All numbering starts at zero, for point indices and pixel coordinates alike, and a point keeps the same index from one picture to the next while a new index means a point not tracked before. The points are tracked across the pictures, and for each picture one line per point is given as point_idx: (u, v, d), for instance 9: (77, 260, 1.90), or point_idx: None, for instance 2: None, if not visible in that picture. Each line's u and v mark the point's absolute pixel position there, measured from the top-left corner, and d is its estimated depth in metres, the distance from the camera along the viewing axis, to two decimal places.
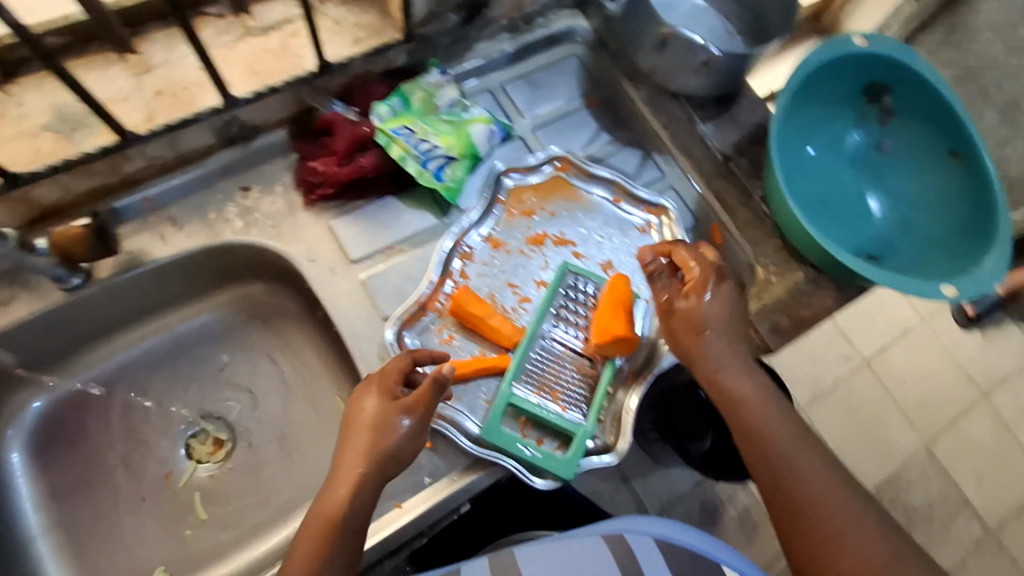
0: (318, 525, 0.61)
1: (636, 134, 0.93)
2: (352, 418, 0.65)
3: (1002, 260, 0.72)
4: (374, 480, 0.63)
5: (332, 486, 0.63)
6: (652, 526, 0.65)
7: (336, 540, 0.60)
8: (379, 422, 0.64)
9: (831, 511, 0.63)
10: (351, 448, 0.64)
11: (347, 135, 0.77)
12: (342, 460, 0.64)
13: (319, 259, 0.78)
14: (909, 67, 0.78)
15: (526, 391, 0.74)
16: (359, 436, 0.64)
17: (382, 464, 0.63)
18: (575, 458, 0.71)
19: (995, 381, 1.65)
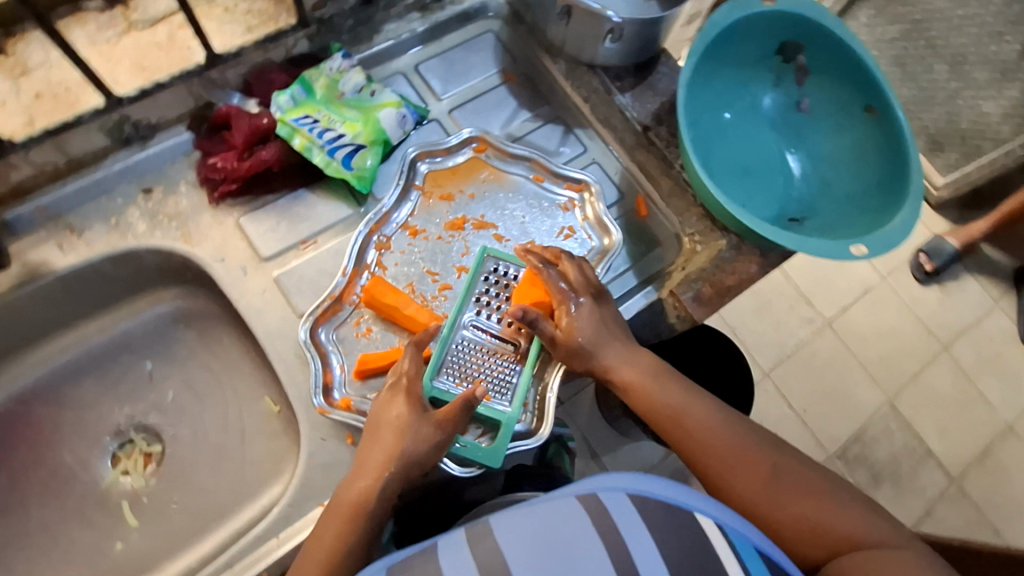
0: (342, 511, 0.61)
1: (557, 108, 0.91)
2: (376, 417, 0.66)
3: (913, 215, 0.71)
4: (400, 478, 0.63)
5: (354, 479, 0.63)
6: (623, 477, 0.47)
7: (361, 527, 0.60)
8: (404, 423, 0.64)
9: (745, 465, 0.64)
10: (373, 446, 0.64)
11: (244, 128, 0.75)
12: (365, 458, 0.64)
13: (229, 259, 0.76)
14: (819, 24, 0.78)
15: (448, 384, 0.71)
16: (384, 435, 0.64)
17: (407, 466, 0.63)
18: (501, 446, 0.70)
19: (954, 333, 1.68)
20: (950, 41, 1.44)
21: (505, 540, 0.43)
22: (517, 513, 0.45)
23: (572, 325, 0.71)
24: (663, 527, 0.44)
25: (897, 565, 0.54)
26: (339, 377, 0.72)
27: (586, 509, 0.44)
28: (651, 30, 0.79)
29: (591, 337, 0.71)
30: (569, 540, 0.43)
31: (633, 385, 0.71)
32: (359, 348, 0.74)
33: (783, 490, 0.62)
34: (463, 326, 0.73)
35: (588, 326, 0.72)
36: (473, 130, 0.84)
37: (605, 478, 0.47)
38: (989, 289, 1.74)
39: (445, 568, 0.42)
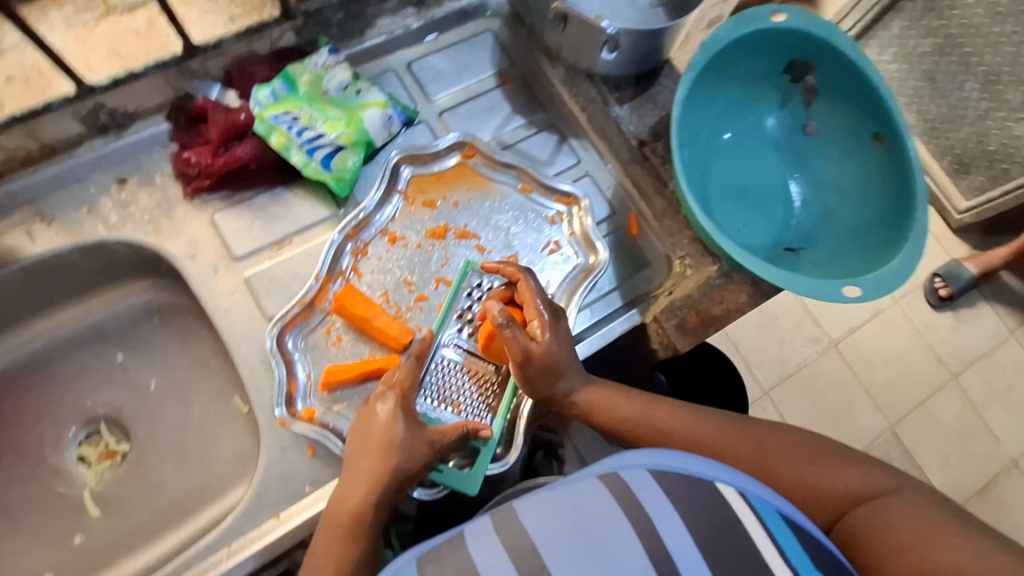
0: (338, 525, 0.58)
1: (552, 116, 0.88)
2: (363, 431, 0.62)
3: (915, 257, 0.66)
4: (394, 494, 0.60)
5: (346, 490, 0.60)
6: (642, 453, 0.46)
7: (358, 538, 0.57)
8: (394, 439, 0.61)
9: (731, 447, 0.63)
10: (360, 461, 0.60)
11: (220, 122, 0.73)
12: (351, 473, 0.60)
13: (200, 257, 0.74)
14: (831, 43, 0.73)
15: (425, 405, 0.69)
16: (372, 450, 0.60)
17: (399, 481, 0.60)
18: (481, 468, 0.67)
19: (965, 362, 1.62)
20: (985, 58, 1.31)
21: (534, 524, 0.42)
22: (539, 495, 0.44)
23: (547, 341, 0.67)
24: (686, 499, 0.43)
25: (895, 510, 0.55)
26: (303, 387, 0.69)
27: (607, 484, 0.43)
28: (652, 41, 0.75)
29: (562, 359, 0.67)
30: (594, 517, 0.42)
31: (594, 403, 0.68)
32: (327, 358, 0.71)
33: (775, 465, 0.61)
34: (444, 344, 0.71)
35: (560, 347, 0.68)
36: (460, 135, 0.80)
37: (622, 456, 0.46)
38: (1005, 319, 1.67)
39: (475, 556, 0.41)
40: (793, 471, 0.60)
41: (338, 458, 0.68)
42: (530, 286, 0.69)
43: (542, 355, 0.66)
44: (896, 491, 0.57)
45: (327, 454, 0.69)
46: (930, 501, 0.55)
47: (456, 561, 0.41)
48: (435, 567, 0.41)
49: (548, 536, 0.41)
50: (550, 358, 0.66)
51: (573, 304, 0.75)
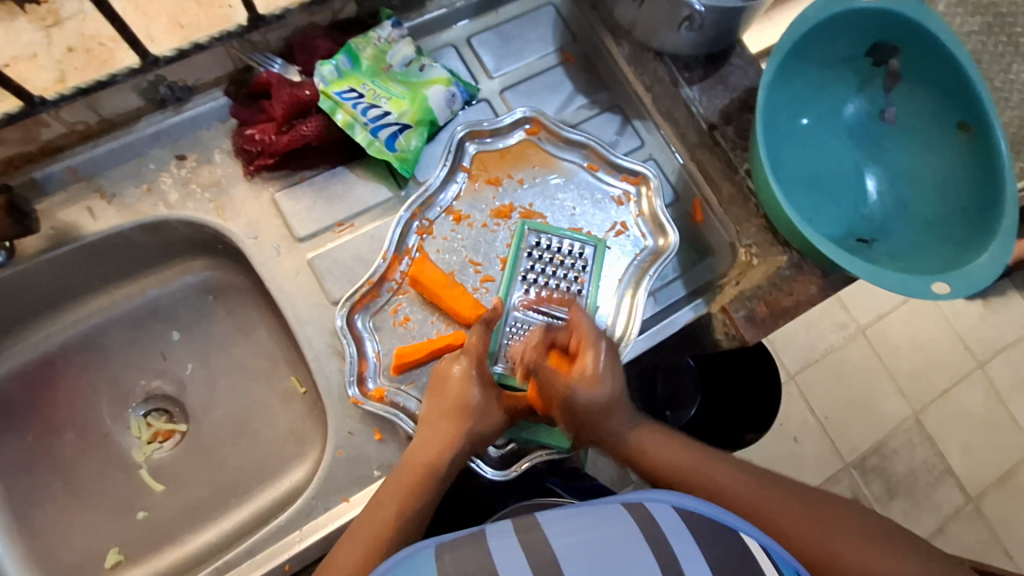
0: (410, 476, 0.58)
1: (615, 96, 0.84)
2: (437, 389, 0.62)
3: (1003, 253, 0.65)
4: (464, 455, 0.61)
5: (419, 445, 0.60)
6: (666, 492, 0.46)
7: (427, 491, 0.58)
8: (470, 402, 0.61)
9: (784, 515, 0.58)
10: (435, 419, 0.61)
11: (284, 99, 0.71)
12: (426, 429, 0.61)
13: (263, 237, 0.72)
14: (922, 25, 0.69)
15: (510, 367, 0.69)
16: (447, 410, 0.61)
17: (472, 444, 0.61)
18: (569, 430, 0.68)
19: (992, 351, 1.61)
20: None
21: (556, 533, 0.41)
22: (567, 512, 0.43)
23: (595, 379, 0.63)
24: (710, 540, 0.42)
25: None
26: (373, 366, 0.69)
27: (633, 514, 0.43)
28: (731, 20, 0.72)
29: (611, 400, 0.63)
30: (616, 538, 0.40)
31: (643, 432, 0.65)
32: (395, 338, 0.70)
33: (832, 538, 0.56)
34: (514, 308, 0.70)
35: (611, 385, 0.63)
36: (528, 110, 0.77)
37: (649, 492, 0.46)
38: None
39: (495, 553, 0.40)
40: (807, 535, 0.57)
41: (406, 440, 0.68)
42: (580, 317, 0.66)
43: (589, 392, 0.62)
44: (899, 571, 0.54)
45: (395, 438, 0.68)
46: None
47: (476, 557, 0.40)
48: (454, 556, 0.40)
49: (572, 549, 0.40)
50: (597, 400, 0.62)
51: (642, 290, 0.73)
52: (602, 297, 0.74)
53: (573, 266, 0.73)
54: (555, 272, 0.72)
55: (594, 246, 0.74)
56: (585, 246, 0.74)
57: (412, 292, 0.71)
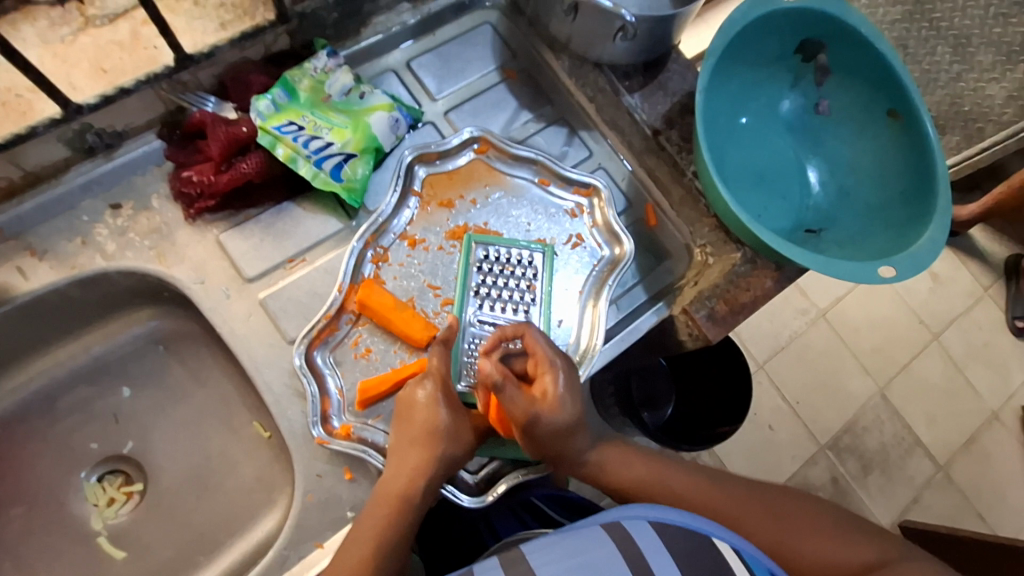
0: (384, 507, 0.56)
1: (560, 109, 0.86)
2: (404, 415, 0.60)
3: (941, 233, 0.67)
4: (439, 479, 0.59)
5: (391, 475, 0.58)
6: (646, 507, 0.47)
7: (404, 519, 0.56)
8: (439, 425, 0.59)
9: (742, 513, 0.58)
10: (404, 448, 0.59)
11: (221, 137, 0.68)
12: (397, 458, 0.59)
13: (210, 280, 0.69)
14: (844, 22, 0.72)
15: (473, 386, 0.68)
16: (415, 436, 0.59)
17: (445, 467, 0.59)
18: None
19: (945, 322, 1.68)
20: None
21: (540, 564, 0.43)
22: (548, 539, 0.45)
23: (556, 400, 0.59)
24: (687, 553, 0.43)
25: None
26: (337, 404, 0.66)
27: (612, 535, 0.44)
28: (663, 29, 0.74)
29: (576, 420, 0.60)
30: (596, 564, 0.42)
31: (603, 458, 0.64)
32: (358, 371, 0.68)
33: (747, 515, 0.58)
34: (470, 324, 0.70)
35: (574, 405, 0.60)
36: (475, 130, 0.77)
37: (629, 507, 0.47)
38: (978, 277, 1.74)
39: None
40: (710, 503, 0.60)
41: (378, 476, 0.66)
42: (535, 340, 0.61)
43: (551, 416, 0.59)
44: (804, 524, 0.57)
45: (367, 476, 0.66)
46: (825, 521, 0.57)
47: None
48: None
49: None
50: (561, 421, 0.59)
51: (604, 299, 0.74)
52: (563, 310, 0.74)
53: (524, 274, 0.73)
54: (508, 285, 0.72)
55: (543, 252, 0.74)
56: (533, 253, 0.74)
57: (371, 322, 0.69)
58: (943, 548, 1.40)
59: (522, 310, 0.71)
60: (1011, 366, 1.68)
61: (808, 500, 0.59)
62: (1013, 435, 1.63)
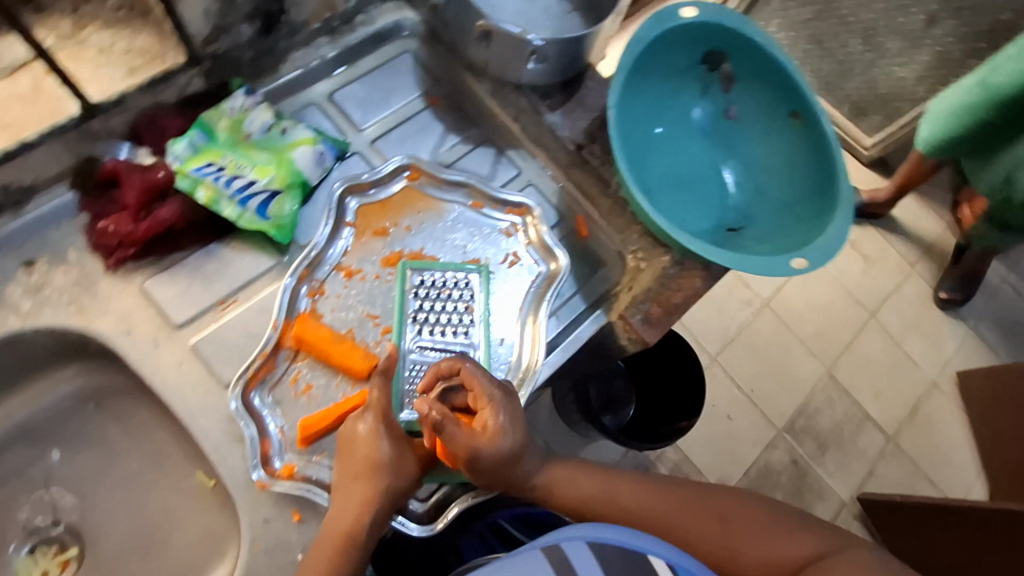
0: (329, 545, 0.57)
1: (485, 131, 0.88)
2: (347, 451, 0.60)
3: (846, 222, 0.71)
4: (385, 513, 0.59)
5: (336, 511, 0.58)
6: (581, 525, 0.48)
7: (350, 556, 0.57)
8: (380, 458, 0.59)
9: (695, 526, 0.61)
10: (347, 484, 0.59)
11: (138, 184, 0.68)
12: (341, 495, 0.59)
13: (136, 331, 0.67)
14: (742, 33, 0.77)
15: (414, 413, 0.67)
16: (358, 471, 0.59)
17: (391, 501, 0.60)
18: None
19: (879, 301, 1.84)
20: (859, 15, 1.64)
21: None
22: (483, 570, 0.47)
23: (497, 432, 0.60)
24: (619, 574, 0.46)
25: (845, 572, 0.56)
26: (278, 444, 0.65)
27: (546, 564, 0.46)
28: (575, 49, 0.77)
29: (514, 452, 0.61)
30: None
31: (555, 480, 0.66)
32: (299, 410, 0.67)
33: (695, 525, 0.61)
34: (409, 351, 0.70)
35: (513, 438, 0.61)
36: (403, 158, 0.78)
37: (565, 528, 0.48)
38: (905, 255, 1.91)
39: None
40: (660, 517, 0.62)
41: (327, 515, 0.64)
42: (474, 375, 0.61)
43: (490, 449, 0.59)
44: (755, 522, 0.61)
45: (316, 517, 0.65)
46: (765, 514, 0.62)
47: None
48: None
49: None
50: (501, 455, 0.60)
51: (542, 315, 0.74)
52: (504, 328, 0.74)
53: (461, 296, 0.74)
54: (446, 307, 0.73)
55: (479, 273, 0.75)
56: (470, 275, 0.75)
57: (311, 356, 0.69)
58: (905, 519, 1.47)
59: (459, 329, 0.72)
60: (943, 338, 1.85)
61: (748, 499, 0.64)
62: (951, 399, 1.78)
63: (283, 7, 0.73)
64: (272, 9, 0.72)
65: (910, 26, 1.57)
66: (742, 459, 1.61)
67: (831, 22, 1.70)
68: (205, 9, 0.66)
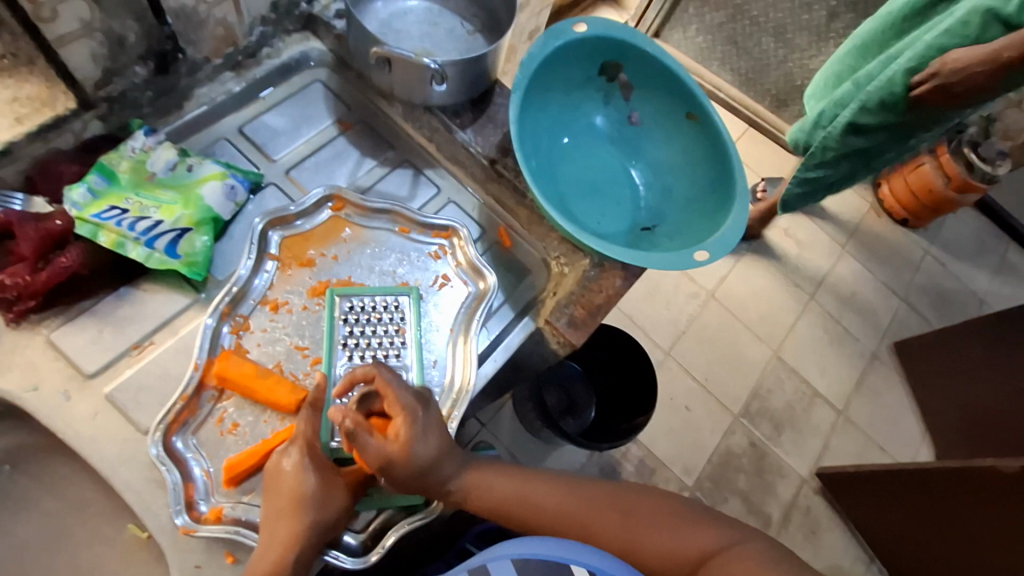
0: None
1: (403, 152, 0.89)
2: (272, 487, 0.61)
3: (743, 212, 0.76)
4: (313, 549, 0.59)
5: (262, 550, 0.58)
6: (508, 544, 0.58)
7: None
8: (306, 490, 0.59)
9: (601, 519, 0.67)
10: (274, 521, 0.59)
11: (32, 236, 0.65)
12: (267, 532, 0.59)
13: (45, 386, 0.65)
14: (631, 44, 0.82)
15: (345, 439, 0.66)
16: (284, 507, 0.59)
17: (319, 535, 0.60)
18: None
19: (816, 283, 1.94)
20: (769, 16, 1.86)
21: None
22: None
23: (410, 440, 0.62)
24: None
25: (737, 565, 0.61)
26: (203, 488, 0.63)
27: None
28: (476, 68, 0.80)
29: (432, 455, 0.63)
30: None
31: (473, 486, 0.68)
32: (225, 449, 0.65)
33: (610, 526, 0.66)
34: (341, 376, 0.69)
35: (428, 442, 0.63)
36: (326, 189, 0.78)
37: (495, 548, 0.59)
38: (834, 237, 2.04)
39: None
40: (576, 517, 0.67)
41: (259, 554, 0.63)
42: (387, 383, 0.62)
43: (405, 456, 0.61)
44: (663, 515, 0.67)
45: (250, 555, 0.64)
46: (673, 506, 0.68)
47: None
48: None
49: None
50: (417, 461, 0.62)
51: (473, 334, 0.74)
52: (437, 349, 0.74)
53: (392, 320, 0.73)
54: (375, 332, 0.73)
55: (409, 297, 0.75)
56: (399, 299, 0.75)
57: (236, 395, 0.67)
58: (859, 491, 1.55)
59: (389, 353, 0.71)
60: (878, 311, 1.96)
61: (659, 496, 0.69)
62: (892, 368, 1.88)
63: (178, 45, 0.73)
64: (165, 48, 0.72)
65: (814, 23, 1.79)
66: (704, 447, 1.65)
67: (744, 26, 1.92)
68: (92, 53, 0.66)
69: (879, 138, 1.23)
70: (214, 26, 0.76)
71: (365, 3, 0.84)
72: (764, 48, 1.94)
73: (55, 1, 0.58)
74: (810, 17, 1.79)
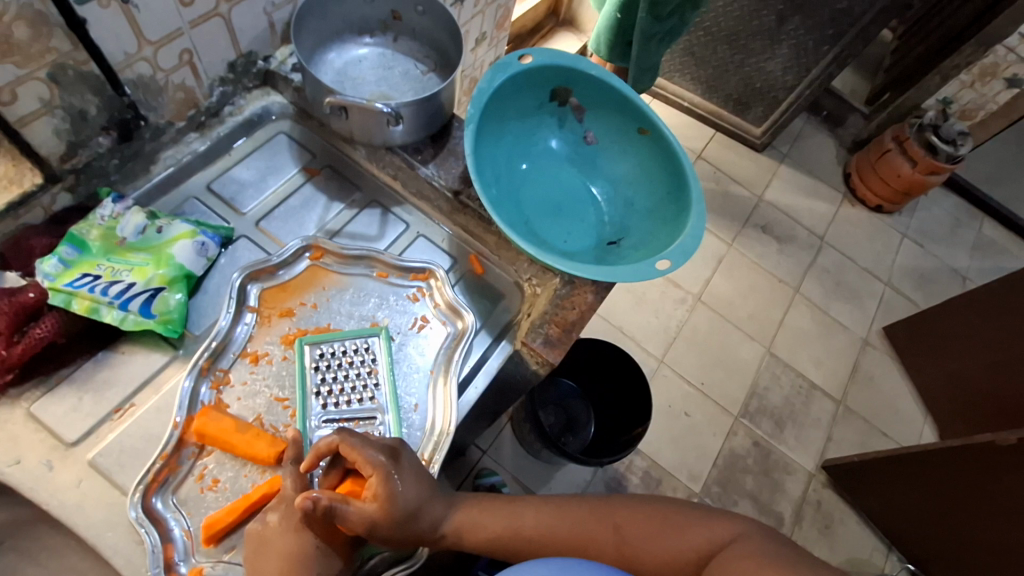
0: None
1: (369, 192, 0.91)
2: (259, 545, 0.61)
3: (701, 218, 0.78)
4: None
5: None
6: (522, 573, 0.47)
7: None
8: (294, 551, 0.61)
9: (595, 536, 0.67)
10: None
11: (5, 309, 0.65)
12: None
13: (27, 458, 0.65)
14: (576, 68, 0.87)
15: None
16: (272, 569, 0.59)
17: None
18: None
19: (799, 276, 1.97)
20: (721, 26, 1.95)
21: None
22: None
23: (388, 498, 0.61)
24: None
25: (734, 560, 0.61)
26: (183, 547, 0.63)
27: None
28: (429, 108, 0.83)
29: (413, 505, 0.64)
30: None
31: (463, 525, 0.69)
32: (206, 506, 0.65)
33: (604, 544, 0.67)
34: (316, 426, 0.70)
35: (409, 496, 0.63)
36: (304, 240, 0.80)
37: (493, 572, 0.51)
38: (812, 230, 2.07)
39: None
40: (565, 530, 0.68)
41: None
42: (354, 445, 0.61)
43: (384, 518, 0.62)
44: (665, 518, 0.67)
45: None
46: (664, 508, 0.69)
47: None
48: None
49: None
50: (395, 517, 0.62)
51: (452, 375, 0.75)
52: (417, 389, 0.75)
53: (365, 363, 0.74)
54: (351, 379, 0.73)
55: (383, 340, 0.76)
56: (375, 343, 0.76)
57: (218, 449, 0.67)
58: (870, 481, 1.55)
59: (364, 397, 0.72)
60: (865, 298, 1.98)
61: (653, 503, 0.70)
62: (885, 353, 1.90)
63: (138, 113, 0.76)
64: (126, 116, 0.75)
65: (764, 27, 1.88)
66: (708, 450, 1.65)
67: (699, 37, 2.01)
68: (54, 129, 0.68)
69: (674, 26, 1.21)
70: (174, 91, 0.79)
71: (320, 55, 0.88)
72: (721, 55, 2.04)
73: (13, 84, 0.61)
74: (759, 22, 1.87)
